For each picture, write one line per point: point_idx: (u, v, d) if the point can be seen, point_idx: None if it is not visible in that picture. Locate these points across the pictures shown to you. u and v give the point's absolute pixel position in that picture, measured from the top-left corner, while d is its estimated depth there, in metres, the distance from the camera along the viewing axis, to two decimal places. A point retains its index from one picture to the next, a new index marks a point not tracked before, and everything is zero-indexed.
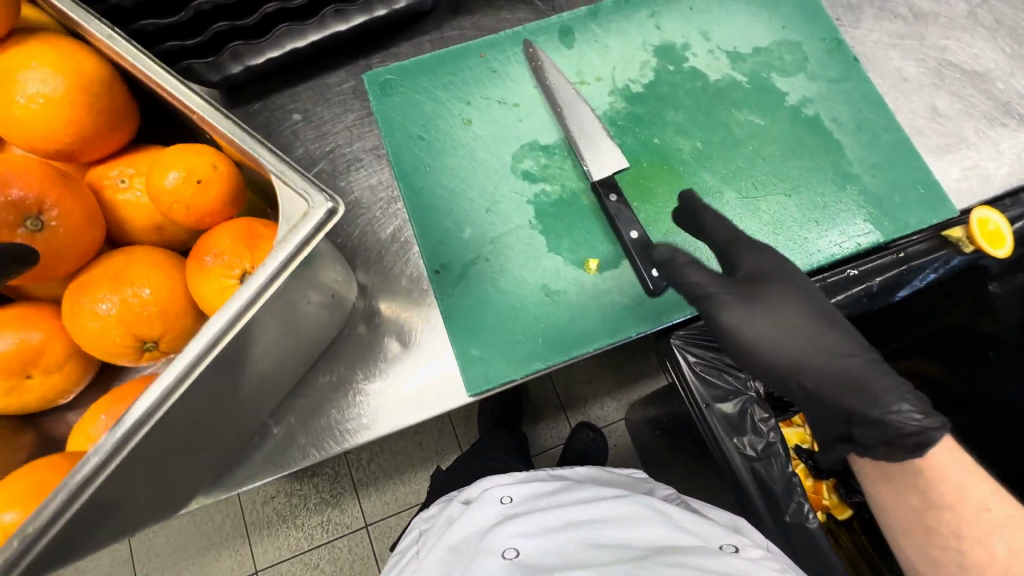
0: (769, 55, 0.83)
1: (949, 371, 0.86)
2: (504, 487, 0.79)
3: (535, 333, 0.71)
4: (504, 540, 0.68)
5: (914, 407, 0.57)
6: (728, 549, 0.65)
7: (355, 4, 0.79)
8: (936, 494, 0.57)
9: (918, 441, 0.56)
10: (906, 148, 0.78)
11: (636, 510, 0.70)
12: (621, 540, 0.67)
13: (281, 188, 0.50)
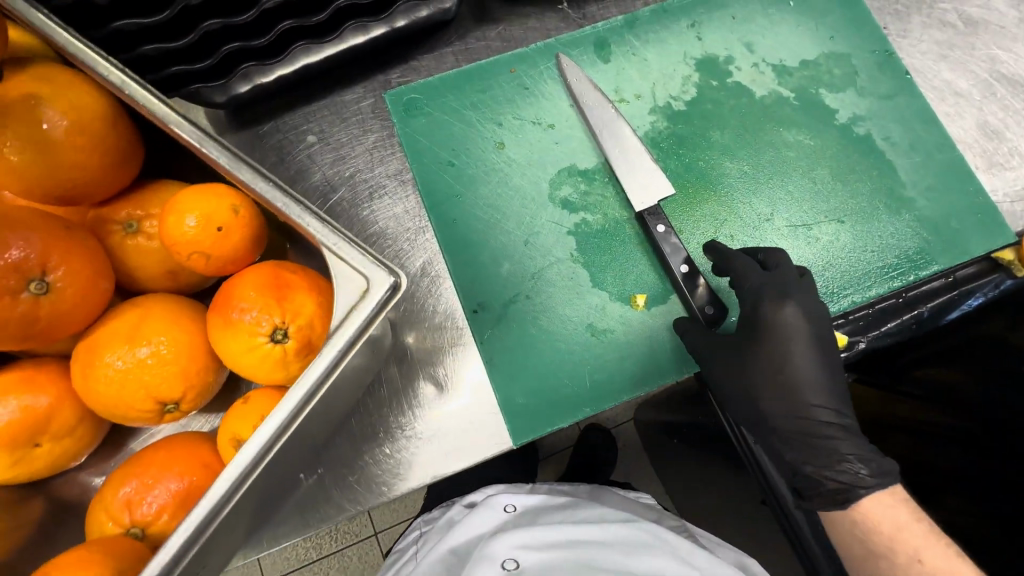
0: (817, 69, 0.78)
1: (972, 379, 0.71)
2: (510, 495, 0.78)
3: (582, 376, 0.68)
4: (505, 549, 0.66)
5: (861, 468, 0.61)
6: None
7: (378, 17, 0.72)
8: (876, 541, 0.59)
9: (845, 497, 0.61)
10: (960, 171, 0.75)
11: (642, 538, 0.68)
12: (625, 566, 0.64)
13: (335, 263, 0.45)
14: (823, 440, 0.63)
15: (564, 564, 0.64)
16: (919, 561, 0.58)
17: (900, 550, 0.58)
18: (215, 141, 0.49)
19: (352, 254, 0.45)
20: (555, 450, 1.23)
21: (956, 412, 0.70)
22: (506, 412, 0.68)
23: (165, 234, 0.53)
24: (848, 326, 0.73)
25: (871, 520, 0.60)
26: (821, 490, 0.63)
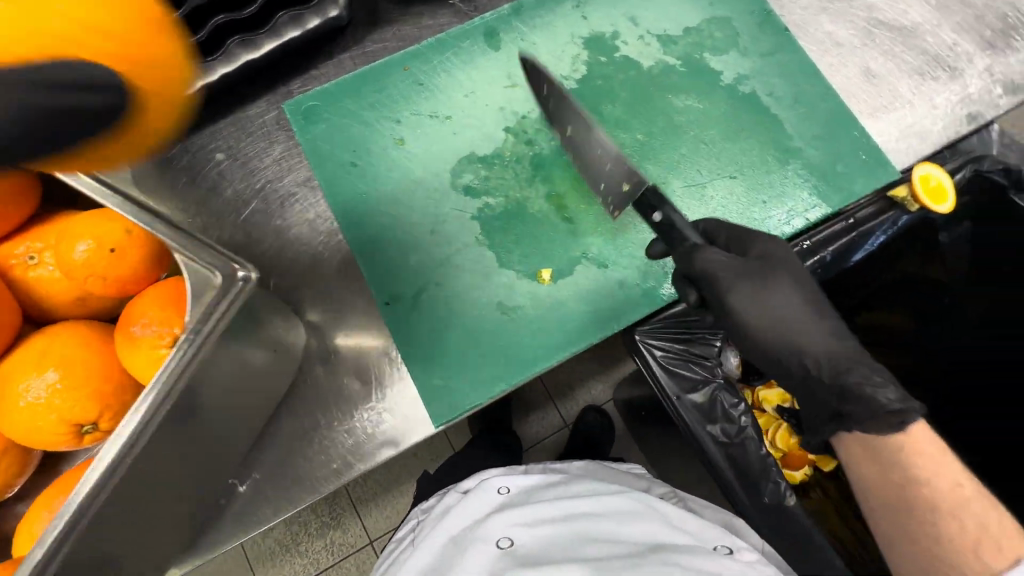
0: (700, 35, 0.81)
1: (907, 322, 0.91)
2: (503, 477, 0.79)
3: (498, 353, 0.70)
4: (500, 528, 0.68)
5: (893, 393, 0.60)
6: (723, 550, 0.66)
7: (262, 31, 0.75)
8: (917, 470, 0.58)
9: (901, 419, 0.59)
10: (842, 116, 0.78)
11: (633, 507, 0.70)
12: (618, 535, 0.67)
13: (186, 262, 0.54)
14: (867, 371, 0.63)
15: (559, 537, 0.67)
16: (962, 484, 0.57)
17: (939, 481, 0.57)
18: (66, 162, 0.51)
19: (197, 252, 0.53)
20: (540, 437, 1.25)
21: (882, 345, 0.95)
22: (426, 396, 0.69)
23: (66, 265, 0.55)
24: None
25: (916, 443, 0.59)
26: (877, 414, 0.60)
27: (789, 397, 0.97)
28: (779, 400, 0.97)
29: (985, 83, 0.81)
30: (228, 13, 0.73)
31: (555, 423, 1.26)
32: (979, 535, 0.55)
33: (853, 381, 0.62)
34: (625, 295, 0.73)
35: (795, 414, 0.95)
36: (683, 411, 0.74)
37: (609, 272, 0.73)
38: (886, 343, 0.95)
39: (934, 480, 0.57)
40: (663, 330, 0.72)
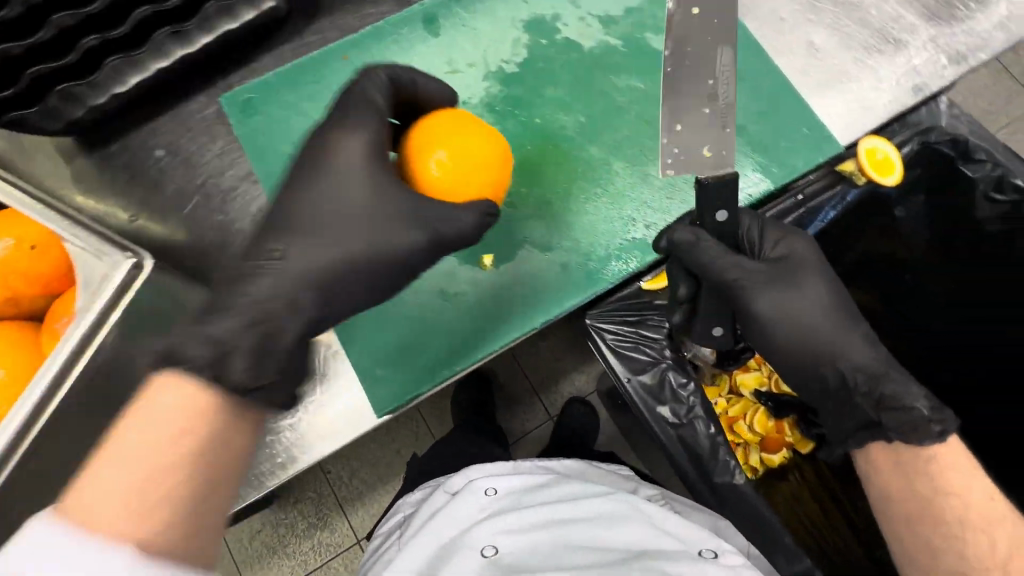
0: (641, 15, 0.80)
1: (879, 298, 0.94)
2: (490, 478, 0.78)
3: (441, 340, 0.70)
4: (486, 536, 0.69)
5: (928, 405, 0.59)
6: (707, 554, 0.63)
7: (191, 22, 0.73)
8: (940, 479, 0.57)
9: (941, 428, 0.58)
10: (785, 91, 0.77)
11: (618, 510, 0.70)
12: (604, 541, 0.67)
13: None
14: (897, 377, 0.61)
15: (543, 544, 0.67)
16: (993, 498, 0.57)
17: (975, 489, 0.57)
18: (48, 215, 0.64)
19: None
20: (526, 431, 1.24)
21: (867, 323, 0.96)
22: (369, 384, 0.69)
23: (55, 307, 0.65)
24: None
25: (943, 456, 0.58)
26: (918, 423, 0.58)
27: (767, 379, 0.95)
28: (756, 383, 0.95)
29: (930, 53, 0.81)
30: (153, 4, 0.69)
31: (540, 416, 1.25)
32: (995, 558, 0.55)
33: (889, 390, 0.60)
34: (568, 278, 0.72)
35: (772, 398, 0.94)
36: (633, 393, 0.74)
37: (552, 255, 0.72)
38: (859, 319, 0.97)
39: (963, 494, 0.57)
40: (611, 312, 0.74)
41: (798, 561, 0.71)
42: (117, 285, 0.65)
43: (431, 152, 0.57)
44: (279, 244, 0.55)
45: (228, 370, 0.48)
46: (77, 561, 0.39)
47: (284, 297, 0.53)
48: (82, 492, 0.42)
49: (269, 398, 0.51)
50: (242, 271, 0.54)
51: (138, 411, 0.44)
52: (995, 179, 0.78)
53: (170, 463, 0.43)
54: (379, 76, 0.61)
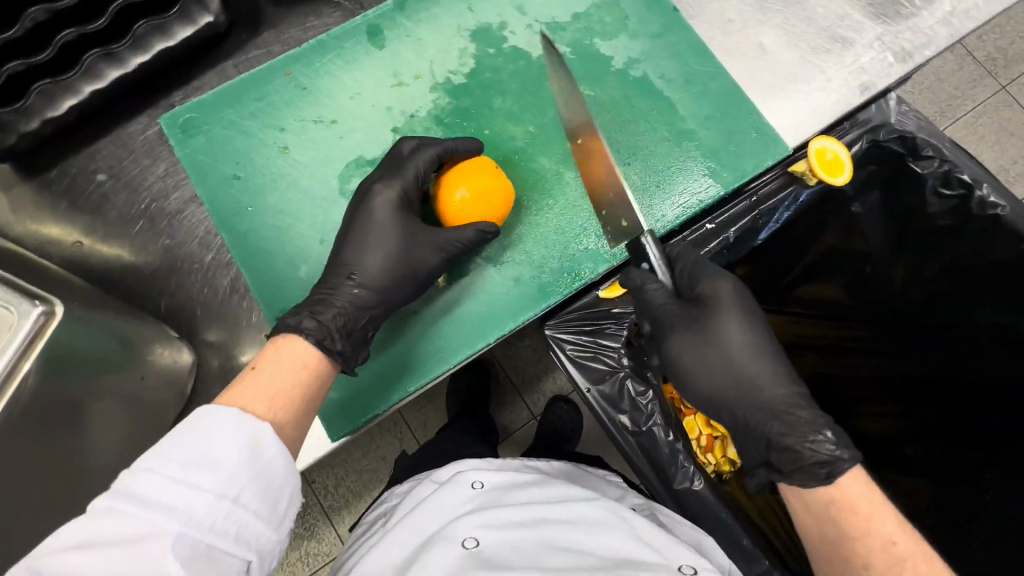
0: (589, 20, 0.79)
1: (847, 293, 0.94)
2: (479, 472, 0.76)
3: (393, 359, 0.70)
4: (466, 529, 0.65)
5: (829, 440, 0.62)
6: (686, 571, 0.63)
7: (122, 42, 0.71)
8: (849, 524, 0.58)
9: (828, 470, 0.61)
10: (733, 94, 0.77)
11: (604, 517, 0.68)
12: (585, 547, 0.65)
13: None
14: (793, 421, 0.65)
15: (527, 543, 0.65)
16: (893, 543, 0.56)
17: (875, 533, 0.57)
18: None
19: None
20: (510, 432, 1.24)
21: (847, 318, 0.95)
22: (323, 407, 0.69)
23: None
24: None
25: (846, 500, 0.60)
26: (804, 463, 0.62)
27: None
28: None
29: (877, 52, 0.81)
30: (77, 26, 0.67)
31: (523, 416, 1.25)
32: None
33: (778, 434, 0.65)
34: (520, 292, 0.71)
35: None
36: (593, 403, 0.74)
37: (504, 270, 0.72)
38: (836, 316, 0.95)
39: (868, 537, 0.57)
40: (569, 321, 0.75)
41: (759, 564, 0.71)
42: (24, 337, 0.51)
43: (455, 191, 0.66)
44: (351, 269, 0.64)
45: (331, 344, 0.58)
46: (242, 428, 0.49)
47: (364, 306, 0.63)
48: (251, 388, 0.52)
49: (346, 368, 0.60)
50: (315, 296, 0.63)
51: (279, 348, 0.56)
52: (942, 174, 0.79)
53: (300, 383, 0.55)
54: (430, 153, 0.66)
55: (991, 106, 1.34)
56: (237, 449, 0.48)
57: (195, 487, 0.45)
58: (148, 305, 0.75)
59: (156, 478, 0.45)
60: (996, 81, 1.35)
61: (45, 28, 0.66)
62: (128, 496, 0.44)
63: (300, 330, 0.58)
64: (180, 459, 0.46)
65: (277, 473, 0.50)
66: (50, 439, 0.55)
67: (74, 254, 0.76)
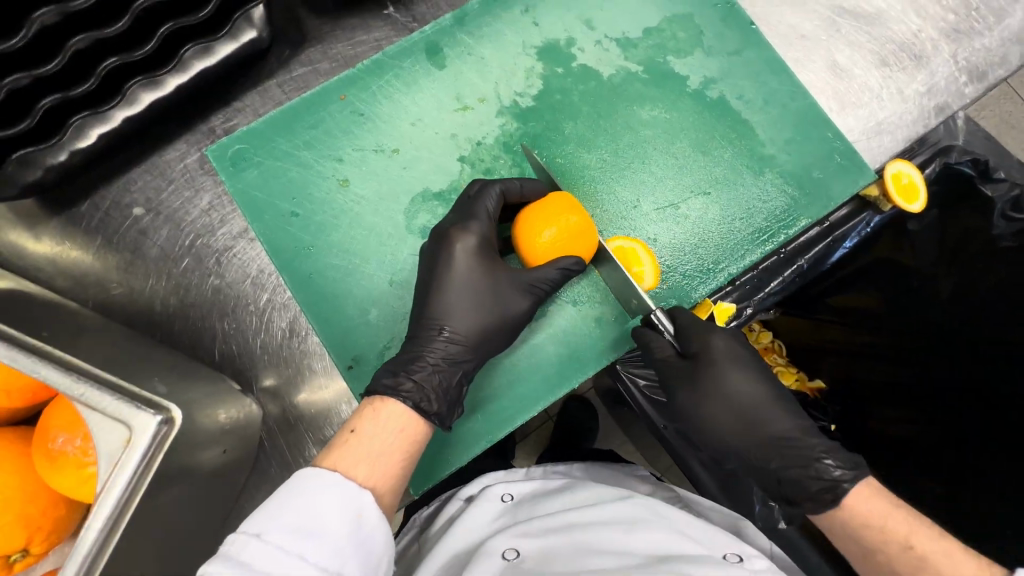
0: (661, 36, 0.75)
1: (892, 305, 0.84)
2: (505, 483, 0.72)
3: (471, 408, 0.68)
4: (504, 540, 0.60)
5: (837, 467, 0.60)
6: (732, 559, 0.57)
7: (167, 67, 0.64)
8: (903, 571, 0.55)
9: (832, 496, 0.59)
10: (814, 117, 0.74)
11: (639, 514, 0.61)
12: (625, 547, 0.58)
13: (89, 414, 0.45)
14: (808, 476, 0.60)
15: (564, 548, 0.58)
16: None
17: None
18: (40, 360, 0.46)
19: (103, 400, 0.46)
20: (529, 432, 1.07)
21: (883, 332, 0.85)
22: None
23: (52, 413, 0.52)
24: (736, 293, 0.73)
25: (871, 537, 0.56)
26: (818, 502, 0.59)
27: None
28: None
29: (952, 70, 0.78)
30: (121, 53, 0.60)
31: (543, 416, 1.08)
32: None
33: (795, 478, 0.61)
34: (602, 332, 0.69)
35: None
36: (671, 441, 0.73)
37: (584, 309, 0.69)
38: (871, 323, 0.86)
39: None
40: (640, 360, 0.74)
41: None
42: (141, 458, 0.45)
43: (543, 231, 0.60)
44: (441, 323, 0.61)
45: (428, 406, 0.56)
46: (349, 496, 0.46)
47: (456, 360, 0.61)
48: (352, 451, 0.50)
49: (442, 426, 0.58)
50: (406, 354, 0.60)
51: (377, 409, 0.54)
52: (1012, 198, 0.73)
53: (398, 448, 0.52)
54: (495, 192, 0.63)
55: (994, 98, 1.21)
56: (344, 519, 0.45)
57: (303, 560, 0.42)
58: (200, 352, 0.70)
59: (269, 548, 0.41)
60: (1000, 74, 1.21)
61: (86, 58, 0.58)
62: (240, 565, 0.40)
63: (397, 392, 0.55)
64: (288, 527, 0.43)
65: (376, 548, 0.46)
66: (150, 536, 0.50)
67: (113, 295, 0.70)
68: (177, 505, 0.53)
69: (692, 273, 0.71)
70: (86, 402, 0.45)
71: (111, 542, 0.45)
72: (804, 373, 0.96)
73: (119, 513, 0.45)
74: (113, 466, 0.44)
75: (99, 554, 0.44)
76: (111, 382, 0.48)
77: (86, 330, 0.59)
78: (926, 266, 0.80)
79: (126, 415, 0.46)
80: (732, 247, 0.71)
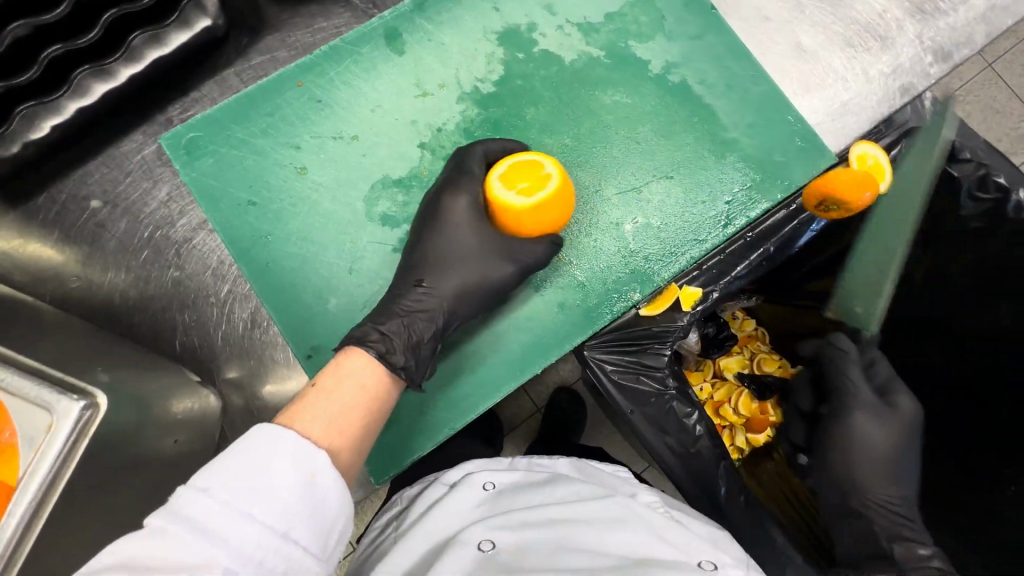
0: (623, 20, 0.74)
1: (867, 290, 0.83)
2: (489, 472, 0.70)
3: (435, 397, 0.67)
4: (480, 531, 0.59)
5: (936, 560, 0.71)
6: (707, 567, 0.55)
7: (115, 56, 0.65)
8: None
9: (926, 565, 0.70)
10: (776, 100, 0.74)
11: (617, 513, 0.60)
12: (599, 547, 0.57)
13: (10, 403, 0.44)
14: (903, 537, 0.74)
15: (543, 544, 0.57)
16: None
17: None
18: None
19: (23, 385, 0.44)
20: (514, 426, 1.07)
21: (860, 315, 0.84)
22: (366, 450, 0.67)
23: None
24: (703, 277, 0.71)
25: None
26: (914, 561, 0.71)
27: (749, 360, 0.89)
28: (739, 366, 0.88)
29: (917, 50, 0.76)
30: (65, 41, 0.60)
31: (527, 410, 1.08)
32: None
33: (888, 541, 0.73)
34: (564, 317, 0.69)
35: (755, 379, 0.88)
36: (641, 428, 0.70)
37: (547, 294, 0.69)
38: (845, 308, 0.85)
39: None
40: (612, 343, 0.70)
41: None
42: (65, 441, 0.44)
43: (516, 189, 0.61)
44: (419, 275, 0.63)
45: (394, 359, 0.56)
46: (303, 452, 0.44)
47: (426, 312, 0.61)
48: (313, 407, 0.49)
49: (411, 384, 0.57)
50: (379, 306, 0.61)
51: (340, 365, 0.54)
52: (978, 177, 0.72)
53: (360, 405, 0.51)
54: (478, 153, 0.64)
55: (977, 84, 1.20)
56: (294, 478, 0.43)
57: (247, 517, 0.40)
58: (162, 344, 0.69)
59: (213, 504, 0.40)
60: (982, 58, 1.20)
61: (27, 47, 0.58)
62: (180, 519, 0.39)
63: (364, 342, 0.55)
64: (238, 482, 0.41)
65: (329, 503, 0.44)
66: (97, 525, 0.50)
67: (72, 288, 0.69)
68: (127, 494, 0.52)
69: (655, 258, 0.71)
70: (7, 388, 0.44)
71: (36, 525, 0.43)
72: (787, 360, 0.91)
73: (44, 500, 0.43)
74: (36, 452, 0.43)
75: (21, 542, 0.43)
76: (29, 365, 0.47)
77: (38, 323, 0.59)
78: (900, 250, 0.79)
79: (50, 401, 0.45)
80: (694, 228, 0.71)
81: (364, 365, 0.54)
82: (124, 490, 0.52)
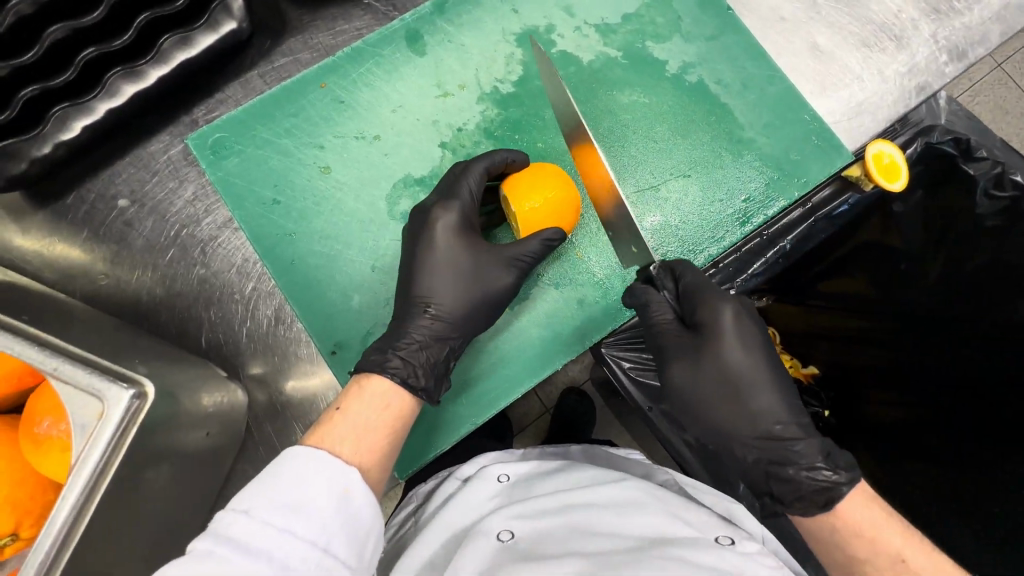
0: (640, 21, 0.75)
1: (879, 289, 0.81)
2: (502, 464, 0.71)
3: (457, 392, 0.68)
4: (498, 522, 0.60)
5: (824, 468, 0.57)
6: (724, 541, 0.55)
7: (146, 58, 0.66)
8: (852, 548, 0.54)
9: (827, 497, 0.56)
10: (791, 99, 0.74)
11: (633, 497, 0.61)
12: (617, 528, 0.57)
13: (68, 391, 0.47)
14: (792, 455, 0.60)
15: (558, 531, 0.58)
16: (901, 560, 0.52)
17: (882, 552, 0.53)
18: (19, 338, 0.47)
19: (77, 374, 0.47)
20: (526, 425, 1.07)
21: (869, 315, 0.82)
22: None
23: (38, 399, 0.52)
24: (719, 275, 0.74)
25: (850, 525, 0.55)
26: (802, 494, 0.57)
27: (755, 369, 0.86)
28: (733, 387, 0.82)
29: (932, 50, 0.77)
30: (98, 44, 0.62)
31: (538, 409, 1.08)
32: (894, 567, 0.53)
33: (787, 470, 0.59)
34: (585, 314, 0.70)
35: None
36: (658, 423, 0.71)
37: (566, 291, 0.70)
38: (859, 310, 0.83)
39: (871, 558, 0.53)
40: (625, 342, 0.72)
41: None
42: (118, 429, 0.47)
43: (527, 201, 0.60)
44: (427, 301, 0.62)
45: (415, 381, 0.57)
46: (335, 470, 0.45)
47: (441, 337, 0.62)
48: (338, 429, 0.50)
49: (431, 401, 0.58)
50: (393, 332, 0.61)
51: (362, 388, 0.55)
52: (995, 175, 0.71)
53: (384, 426, 0.52)
54: (501, 156, 0.64)
55: (987, 84, 1.20)
56: (328, 492, 0.44)
57: (289, 533, 0.41)
58: (187, 341, 0.71)
59: (257, 525, 0.41)
60: (992, 58, 1.20)
61: (64, 49, 0.60)
62: (226, 541, 0.40)
63: (383, 368, 0.56)
64: (274, 504, 0.42)
65: (364, 519, 0.45)
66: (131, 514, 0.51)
67: (100, 285, 0.71)
68: (157, 485, 0.54)
69: (674, 256, 0.72)
70: (60, 376, 0.46)
71: (91, 505, 0.46)
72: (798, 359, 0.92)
73: (97, 485, 0.46)
74: (88, 440, 0.45)
75: (77, 521, 0.45)
76: (77, 355, 0.49)
77: (71, 318, 0.60)
78: (915, 248, 0.78)
79: (99, 389, 0.47)
80: (712, 227, 0.72)
81: (385, 388, 0.55)
82: (156, 481, 0.53)
